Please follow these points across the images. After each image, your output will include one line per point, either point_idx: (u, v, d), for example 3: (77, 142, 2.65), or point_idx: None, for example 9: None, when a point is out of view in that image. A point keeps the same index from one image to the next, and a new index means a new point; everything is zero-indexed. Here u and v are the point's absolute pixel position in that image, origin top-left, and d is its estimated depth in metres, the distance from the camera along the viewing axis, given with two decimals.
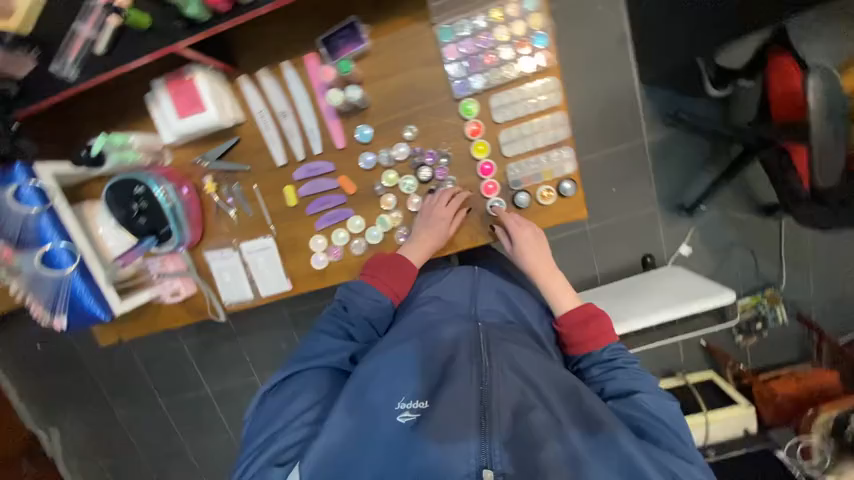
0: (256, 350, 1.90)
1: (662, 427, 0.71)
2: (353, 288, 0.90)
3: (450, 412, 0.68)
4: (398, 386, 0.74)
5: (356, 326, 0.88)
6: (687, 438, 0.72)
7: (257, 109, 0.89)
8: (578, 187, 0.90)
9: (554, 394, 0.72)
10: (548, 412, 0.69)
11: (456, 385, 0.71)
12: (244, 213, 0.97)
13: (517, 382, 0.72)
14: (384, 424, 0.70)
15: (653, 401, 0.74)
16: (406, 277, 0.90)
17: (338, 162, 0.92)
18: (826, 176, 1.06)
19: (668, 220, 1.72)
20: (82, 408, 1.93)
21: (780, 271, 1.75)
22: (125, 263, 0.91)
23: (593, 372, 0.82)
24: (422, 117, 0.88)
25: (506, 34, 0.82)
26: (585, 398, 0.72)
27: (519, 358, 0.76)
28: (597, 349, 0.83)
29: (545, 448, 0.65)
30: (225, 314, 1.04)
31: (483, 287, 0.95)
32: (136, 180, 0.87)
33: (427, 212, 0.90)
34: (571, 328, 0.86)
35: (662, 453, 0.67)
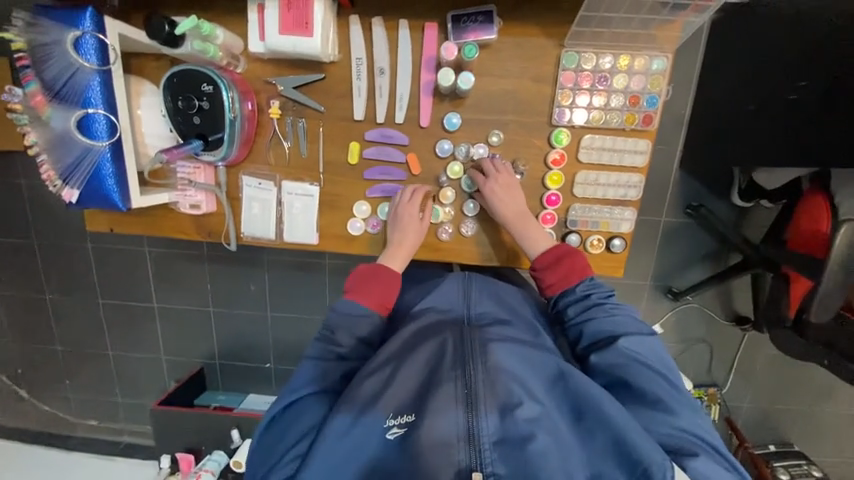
0: (222, 283, 1.80)
1: (641, 367, 0.74)
2: (339, 307, 0.83)
3: (437, 419, 0.65)
4: (384, 400, 0.70)
5: (346, 346, 0.79)
6: (671, 375, 0.75)
7: (357, 56, 0.84)
8: (625, 247, 0.92)
9: (540, 384, 0.70)
10: (537, 405, 0.67)
11: (440, 394, 0.68)
12: (298, 151, 0.91)
13: (502, 380, 0.68)
14: (372, 439, 0.67)
15: (634, 341, 0.77)
16: (389, 284, 0.86)
17: (414, 139, 0.89)
18: (819, 312, 1.18)
19: (653, 297, 1.83)
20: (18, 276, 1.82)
21: (727, 376, 1.90)
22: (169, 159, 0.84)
23: (571, 313, 0.85)
24: (512, 129, 0.88)
25: (623, 83, 0.83)
26: (573, 382, 0.70)
27: (505, 354, 0.71)
28: (573, 286, 0.86)
29: (534, 440, 0.64)
30: (236, 245, 0.98)
31: (477, 290, 0.86)
32: (207, 76, 0.80)
33: (394, 212, 0.90)
34: (545, 270, 0.88)
35: (646, 411, 0.72)
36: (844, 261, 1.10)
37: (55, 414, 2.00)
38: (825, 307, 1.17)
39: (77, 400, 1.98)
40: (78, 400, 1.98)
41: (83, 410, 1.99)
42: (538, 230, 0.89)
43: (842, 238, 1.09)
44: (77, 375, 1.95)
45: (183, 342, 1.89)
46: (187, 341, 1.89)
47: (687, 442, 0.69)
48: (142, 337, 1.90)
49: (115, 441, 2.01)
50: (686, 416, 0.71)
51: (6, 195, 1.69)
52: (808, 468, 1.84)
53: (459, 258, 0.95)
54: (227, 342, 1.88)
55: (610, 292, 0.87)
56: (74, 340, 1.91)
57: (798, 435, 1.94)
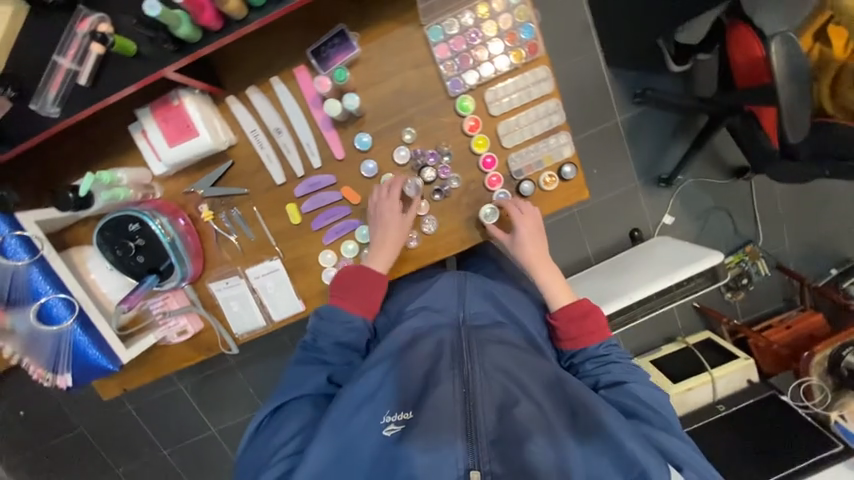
0: (260, 380, 1.90)
1: (648, 410, 0.80)
2: (324, 316, 0.88)
3: (434, 418, 0.73)
4: (384, 400, 0.78)
5: (329, 353, 0.87)
6: (672, 419, 0.81)
7: (251, 129, 0.86)
8: (578, 170, 0.92)
9: (537, 383, 0.79)
10: (532, 403, 0.75)
11: (439, 394, 0.75)
12: (246, 237, 0.93)
13: (500, 379, 0.77)
14: (370, 439, 0.75)
15: (643, 390, 0.82)
16: (372, 285, 0.89)
17: (339, 173, 0.90)
18: (796, 131, 1.12)
19: (648, 192, 1.83)
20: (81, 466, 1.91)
21: (756, 228, 1.86)
22: (130, 306, 0.85)
23: (588, 367, 0.87)
24: (419, 119, 0.88)
25: (493, 28, 0.83)
26: (569, 387, 0.79)
27: (501, 353, 0.81)
28: (593, 344, 0.88)
29: (530, 441, 0.71)
30: (237, 347, 0.99)
31: (471, 292, 0.95)
32: (130, 216, 0.83)
33: (375, 209, 0.89)
34: (568, 322, 0.90)
35: (651, 430, 0.77)
36: (788, 74, 1.07)
37: None
38: (798, 124, 1.12)
39: None
40: None
41: None
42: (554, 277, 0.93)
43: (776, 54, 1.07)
44: None
45: None
46: None
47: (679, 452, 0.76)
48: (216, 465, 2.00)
49: None
50: (681, 442, 0.77)
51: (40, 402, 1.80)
52: None
53: (436, 256, 0.95)
54: None
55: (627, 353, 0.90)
56: None
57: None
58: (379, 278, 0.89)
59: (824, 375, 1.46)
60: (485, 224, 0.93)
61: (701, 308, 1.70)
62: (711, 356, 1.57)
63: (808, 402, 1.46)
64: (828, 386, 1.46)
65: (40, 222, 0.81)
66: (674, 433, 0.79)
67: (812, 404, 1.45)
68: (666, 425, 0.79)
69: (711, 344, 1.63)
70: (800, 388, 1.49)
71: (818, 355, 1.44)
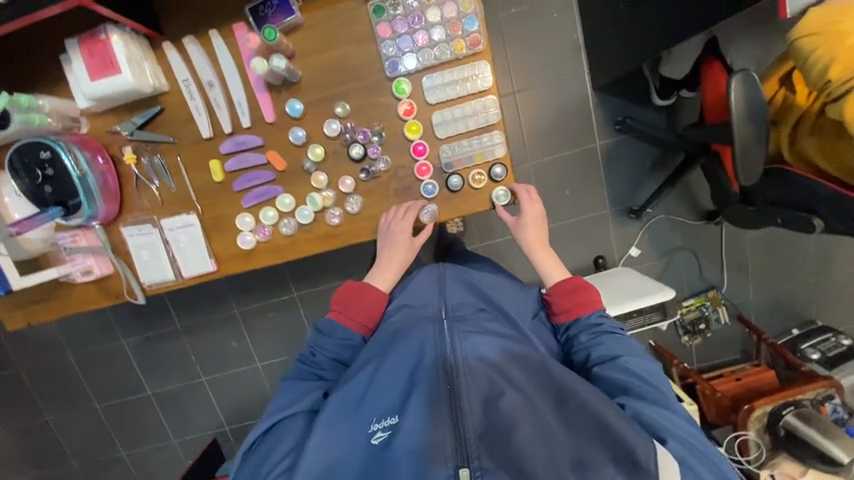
0: (203, 349, 1.98)
1: (644, 384, 0.77)
2: (322, 329, 0.92)
3: (421, 419, 0.73)
4: (372, 407, 0.79)
5: (327, 369, 0.90)
6: (666, 390, 0.78)
7: (183, 78, 0.85)
8: (509, 171, 0.91)
9: (522, 372, 0.78)
10: (518, 393, 0.74)
11: (423, 394, 0.76)
12: (167, 187, 0.92)
13: (485, 371, 0.77)
14: (359, 446, 0.75)
15: (635, 362, 0.80)
16: (372, 304, 0.92)
17: (267, 137, 0.89)
18: (749, 174, 1.10)
19: (618, 222, 1.81)
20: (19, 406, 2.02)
21: (722, 274, 1.84)
22: (18, 231, 0.85)
23: (582, 339, 0.87)
24: (355, 95, 0.87)
25: (437, 15, 0.83)
26: (553, 371, 0.77)
27: (484, 344, 0.81)
28: (586, 314, 0.89)
29: (517, 431, 0.70)
30: (144, 298, 0.97)
31: (450, 280, 0.97)
32: (42, 143, 0.81)
33: (386, 230, 0.91)
34: (561, 296, 0.91)
35: (641, 402, 0.75)
36: (746, 114, 1.06)
37: None
38: (751, 166, 1.10)
39: None
40: None
41: None
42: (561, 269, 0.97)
43: (737, 89, 1.05)
44: None
45: (190, 419, 2.08)
46: (192, 416, 2.07)
47: (672, 430, 0.72)
48: (149, 425, 2.09)
49: None
50: (678, 417, 0.74)
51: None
52: (836, 340, 1.73)
53: (357, 238, 0.94)
54: (230, 407, 2.06)
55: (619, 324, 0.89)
56: (89, 452, 2.11)
57: (818, 311, 1.84)
58: (382, 297, 0.94)
59: (762, 432, 1.39)
60: (495, 205, 0.92)
61: (655, 346, 1.66)
62: None
63: (742, 457, 1.40)
64: (764, 444, 1.39)
65: None
66: (672, 407, 0.75)
67: (746, 460, 1.40)
68: (661, 398, 0.76)
69: None
70: (736, 442, 1.42)
71: (757, 410, 1.37)
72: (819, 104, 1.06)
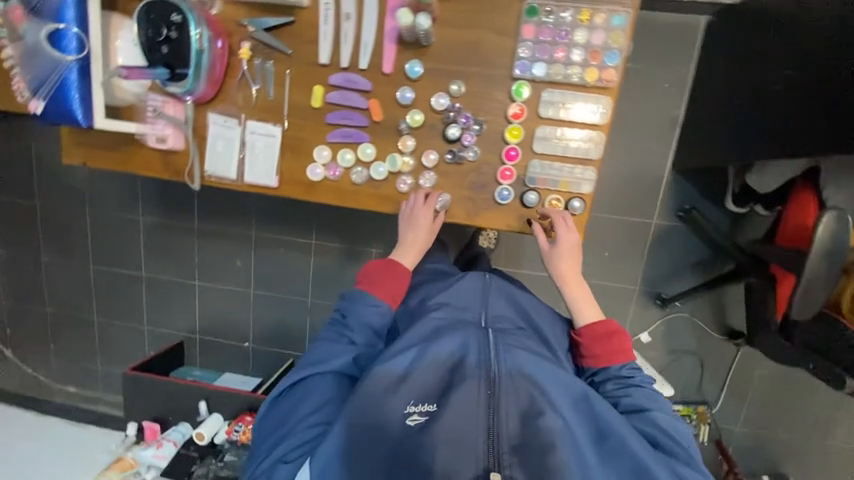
0: (209, 255, 2.01)
1: (668, 438, 0.82)
2: (351, 296, 0.93)
3: (460, 414, 0.77)
4: (410, 389, 0.81)
5: (356, 332, 0.90)
6: (691, 448, 0.82)
7: (325, 1, 0.87)
8: (585, 209, 0.90)
9: (562, 400, 0.81)
10: (555, 417, 0.78)
11: (465, 393, 0.79)
12: (265, 93, 0.93)
13: (526, 388, 0.80)
14: (395, 421, 0.78)
15: (664, 418, 0.85)
16: (398, 280, 0.93)
17: (377, 85, 0.90)
18: (803, 310, 1.09)
19: (641, 302, 1.79)
20: (24, 236, 2.08)
21: (719, 394, 1.80)
22: (127, 76, 0.84)
23: (609, 387, 0.90)
24: (473, 79, 0.88)
25: (584, 38, 0.82)
26: (595, 404, 0.81)
27: (527, 361, 0.82)
28: (616, 364, 0.91)
29: (552, 452, 0.75)
30: (199, 185, 0.99)
31: (495, 291, 0.98)
32: (177, 7, 0.83)
33: (409, 216, 0.92)
34: (592, 340, 0.92)
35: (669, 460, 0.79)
36: (825, 254, 1.03)
37: (43, 379, 2.26)
38: (809, 305, 1.08)
39: (63, 363, 2.22)
40: (65, 364, 2.22)
41: (66, 377, 2.23)
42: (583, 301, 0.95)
43: (825, 228, 1.02)
44: (64, 339, 2.19)
45: (168, 314, 2.11)
46: (171, 313, 2.10)
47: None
48: (129, 304, 2.12)
49: (91, 410, 2.23)
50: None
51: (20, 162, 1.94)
52: None
53: None
54: (208, 319, 2.09)
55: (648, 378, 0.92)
56: (65, 305, 2.15)
57: (793, 466, 1.82)
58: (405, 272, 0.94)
59: None
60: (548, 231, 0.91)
61: None
62: None
63: None
64: None
65: None
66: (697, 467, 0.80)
67: None
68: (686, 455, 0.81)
69: None
70: None
71: None
72: None
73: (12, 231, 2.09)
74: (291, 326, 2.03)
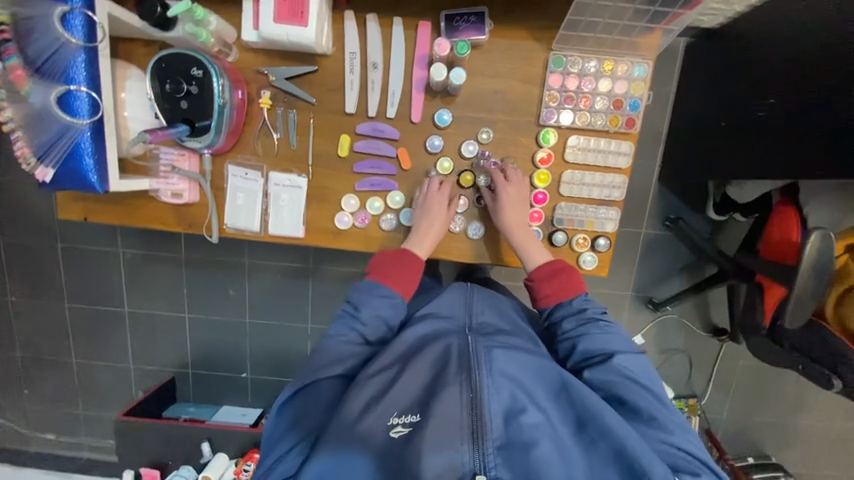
0: (198, 286, 1.92)
1: (633, 385, 0.80)
2: (363, 288, 0.90)
3: (440, 424, 0.72)
4: (392, 401, 0.77)
5: (368, 326, 0.88)
6: (656, 388, 0.82)
7: (351, 50, 0.85)
8: (610, 246, 0.94)
9: (544, 394, 0.78)
10: (538, 412, 0.74)
11: (446, 398, 0.75)
12: (287, 143, 0.91)
13: (507, 387, 0.76)
14: (377, 437, 0.73)
15: (627, 360, 0.83)
16: (410, 269, 0.90)
17: (405, 134, 0.90)
18: (795, 319, 1.20)
19: (633, 307, 1.89)
20: None
21: (706, 387, 1.94)
22: (152, 141, 0.79)
23: (566, 326, 0.88)
24: (500, 126, 0.90)
25: (607, 86, 0.86)
26: (573, 392, 0.79)
27: (508, 359, 0.79)
28: (568, 299, 0.90)
29: (536, 448, 0.71)
30: (218, 238, 0.95)
31: (478, 300, 0.96)
32: (197, 60, 0.79)
33: (423, 200, 0.90)
34: (543, 281, 0.90)
35: (640, 425, 0.79)
36: (814, 268, 1.14)
37: (17, 429, 2.08)
38: (800, 314, 1.19)
39: (38, 409, 2.05)
40: (41, 410, 2.05)
41: (44, 425, 2.07)
42: (537, 247, 0.91)
43: (813, 245, 1.13)
44: (39, 385, 2.03)
45: (156, 349, 1.99)
46: (159, 348, 1.99)
47: (680, 459, 0.76)
48: (112, 342, 1.99)
49: (75, 457, 2.08)
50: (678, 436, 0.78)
51: None
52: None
53: (448, 254, 0.95)
54: (200, 352, 1.99)
55: (602, 308, 0.91)
56: (37, 348, 1.99)
57: (774, 450, 1.97)
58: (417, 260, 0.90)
59: None
60: (580, 268, 0.95)
61: None
62: None
63: None
64: None
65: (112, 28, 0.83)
66: (671, 425, 0.78)
67: None
68: (651, 395, 0.81)
69: None
70: None
71: None
72: None
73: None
74: (290, 353, 1.97)
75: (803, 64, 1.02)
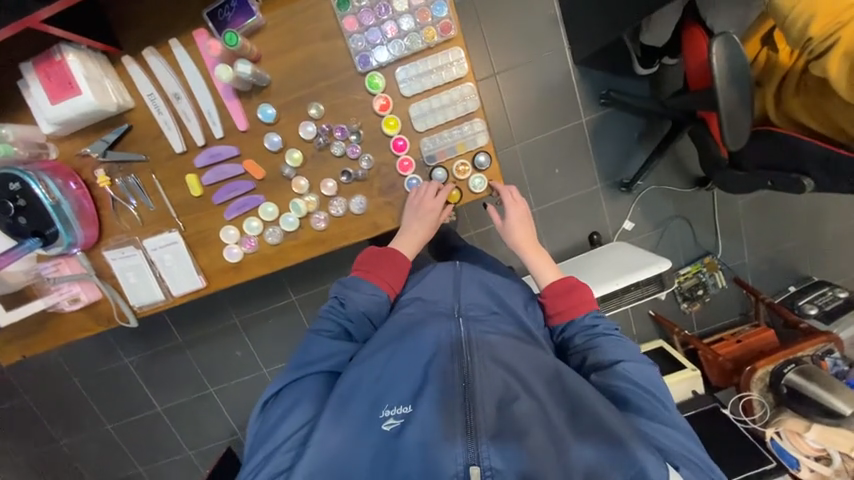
0: (208, 361, 1.92)
1: (643, 394, 0.71)
2: (348, 284, 0.88)
3: (431, 411, 0.69)
4: (384, 396, 0.75)
5: (355, 322, 0.85)
6: (669, 403, 0.71)
7: (148, 93, 0.83)
8: (493, 159, 0.89)
9: (536, 378, 0.73)
10: (531, 398, 0.70)
11: (440, 381, 0.73)
12: (145, 206, 0.90)
13: (500, 374, 0.73)
14: (369, 433, 0.71)
15: (635, 369, 0.74)
16: (399, 269, 0.89)
17: (244, 146, 0.87)
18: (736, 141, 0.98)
19: (608, 197, 1.69)
20: (29, 433, 1.98)
21: (716, 240, 1.74)
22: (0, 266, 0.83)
23: (577, 342, 0.82)
24: (327, 94, 0.85)
25: (404, 4, 0.82)
26: (566, 379, 0.72)
27: (501, 345, 0.78)
28: (578, 316, 0.84)
29: (530, 434, 0.65)
30: (137, 321, 0.95)
31: (466, 278, 0.92)
32: (12, 174, 0.80)
33: (416, 201, 0.87)
34: (554, 297, 0.87)
35: (642, 421, 0.68)
36: (730, 78, 0.93)
37: None
38: (738, 133, 0.98)
39: None
40: None
41: None
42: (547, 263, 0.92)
43: (718, 53, 0.92)
44: None
45: (204, 431, 2.02)
46: (204, 429, 2.01)
47: (676, 451, 0.66)
48: (163, 442, 2.03)
49: None
50: (680, 434, 0.67)
51: None
52: (833, 293, 1.66)
53: (344, 240, 0.91)
54: (240, 416, 2.00)
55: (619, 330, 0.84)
56: (106, 473, 2.05)
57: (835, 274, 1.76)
58: (403, 261, 0.90)
59: (765, 391, 1.44)
60: (474, 194, 0.90)
61: (655, 316, 1.74)
62: (660, 366, 1.59)
63: (747, 417, 1.46)
64: (768, 402, 1.45)
65: None
66: (679, 427, 0.69)
67: (750, 419, 1.46)
68: (668, 419, 0.69)
69: (662, 353, 1.65)
70: (740, 403, 1.48)
71: (760, 370, 1.42)
72: (801, 61, 0.97)
73: (14, 435, 1.98)
74: None
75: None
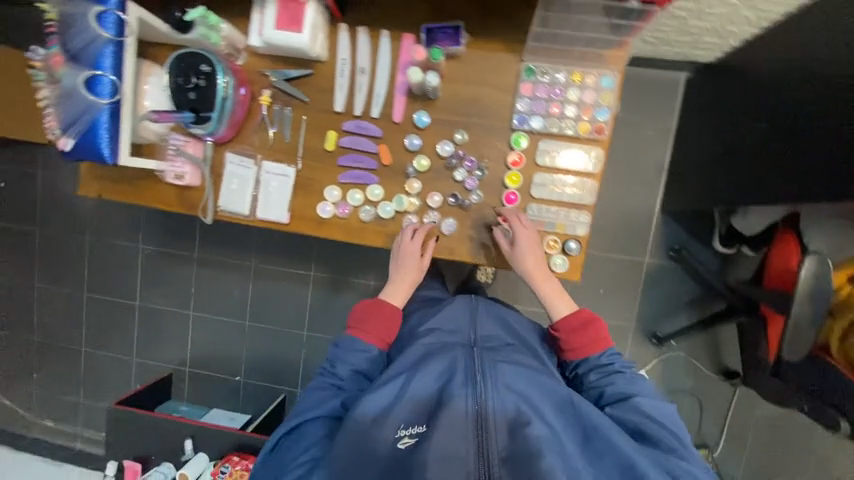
0: (206, 285, 1.94)
1: (655, 425, 0.79)
2: (342, 344, 0.88)
3: (448, 433, 0.74)
4: (397, 414, 0.78)
5: (347, 380, 0.85)
6: (682, 435, 0.79)
7: (343, 57, 0.96)
8: (582, 249, 0.95)
9: (549, 408, 0.79)
10: (546, 426, 0.76)
11: (453, 409, 0.76)
12: (281, 136, 1.00)
13: (512, 400, 0.78)
14: (385, 447, 0.75)
15: (650, 404, 0.81)
16: (389, 318, 0.90)
17: (387, 132, 0.97)
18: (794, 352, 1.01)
19: (636, 340, 1.70)
20: (17, 260, 2.02)
21: (720, 437, 1.67)
22: (157, 119, 0.92)
23: (591, 378, 0.87)
24: (474, 129, 0.96)
25: (576, 96, 0.93)
26: (579, 406, 0.79)
27: (514, 374, 0.81)
28: (596, 354, 0.88)
29: (544, 457, 0.72)
30: (211, 220, 1.02)
31: (483, 311, 0.94)
32: (208, 59, 0.91)
33: (396, 250, 0.95)
34: (568, 333, 0.89)
35: (662, 454, 0.76)
36: (808, 296, 0.97)
37: (16, 411, 2.09)
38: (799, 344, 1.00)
39: (40, 396, 2.07)
40: (46, 395, 2.06)
41: (43, 410, 2.06)
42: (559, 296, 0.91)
43: (808, 270, 0.96)
44: (45, 370, 2.06)
45: (160, 346, 1.99)
46: (162, 344, 1.99)
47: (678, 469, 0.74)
48: (119, 334, 2.01)
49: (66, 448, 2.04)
50: (691, 464, 0.76)
51: (27, 184, 1.94)
52: None
53: None
54: (200, 350, 1.97)
55: (630, 362, 0.89)
56: (53, 332, 2.04)
57: None
58: (396, 313, 0.91)
59: None
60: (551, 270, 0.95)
61: None
62: None
63: None
64: None
65: (144, 24, 0.93)
66: (686, 457, 0.77)
67: None
68: (681, 446, 0.78)
69: None
70: None
71: None
72: None
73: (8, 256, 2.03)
74: (285, 359, 1.92)
75: (797, 79, 0.99)
